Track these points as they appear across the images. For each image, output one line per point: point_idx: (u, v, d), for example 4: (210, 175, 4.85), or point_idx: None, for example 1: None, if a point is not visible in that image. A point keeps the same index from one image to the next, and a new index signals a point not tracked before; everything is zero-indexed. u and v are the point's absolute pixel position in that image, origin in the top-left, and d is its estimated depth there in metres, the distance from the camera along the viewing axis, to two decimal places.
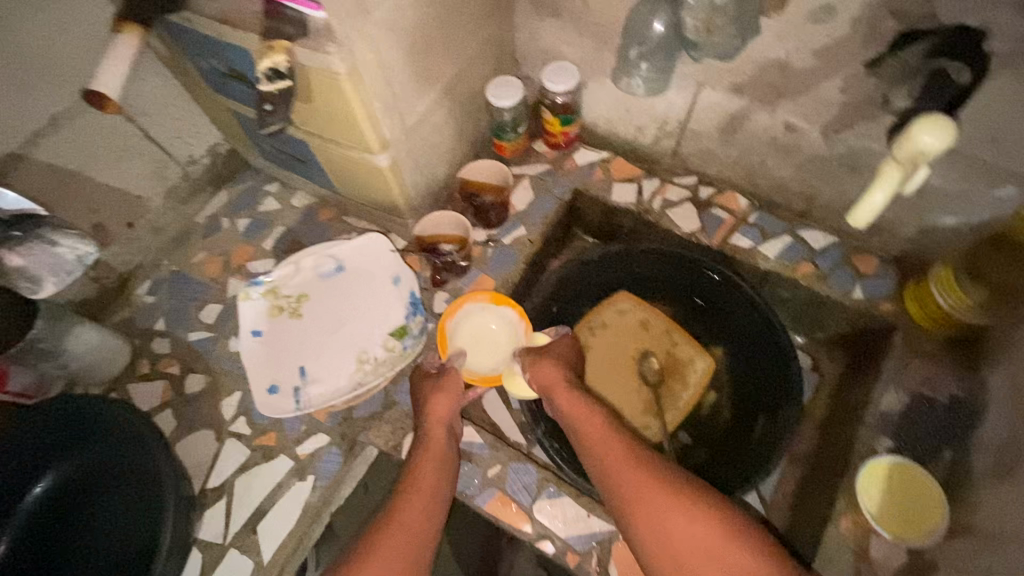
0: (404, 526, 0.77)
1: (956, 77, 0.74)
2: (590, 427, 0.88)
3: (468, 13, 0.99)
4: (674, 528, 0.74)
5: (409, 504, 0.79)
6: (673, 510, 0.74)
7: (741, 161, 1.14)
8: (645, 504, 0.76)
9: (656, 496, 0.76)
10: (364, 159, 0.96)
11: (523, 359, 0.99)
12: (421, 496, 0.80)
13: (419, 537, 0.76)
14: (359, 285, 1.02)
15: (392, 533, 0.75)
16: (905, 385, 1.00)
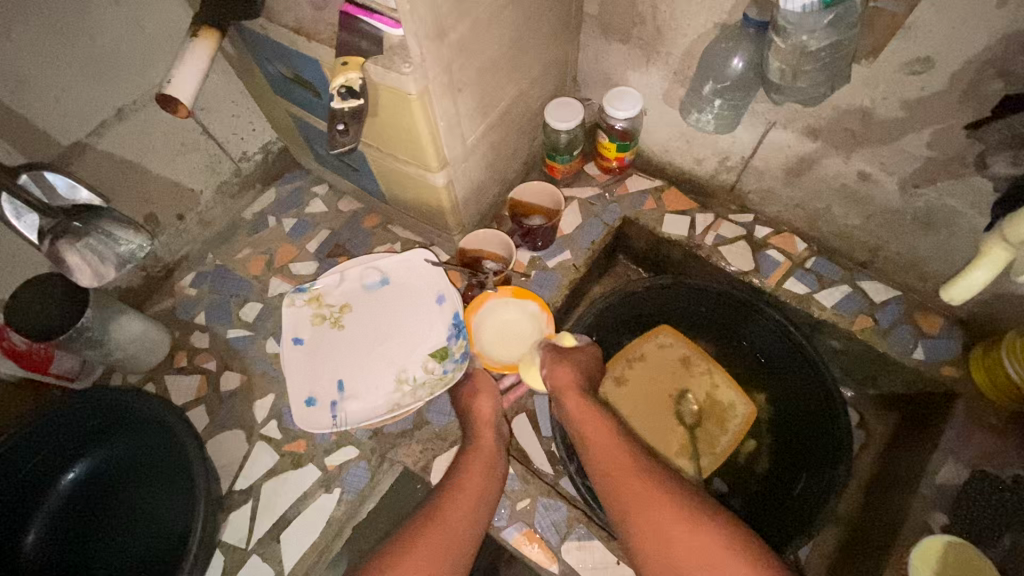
0: (441, 526, 0.79)
1: None
2: (600, 438, 0.87)
3: (538, 34, 0.97)
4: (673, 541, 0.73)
5: (449, 503, 0.81)
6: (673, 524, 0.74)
7: (804, 204, 1.09)
8: (651, 522, 0.76)
9: (657, 510, 0.76)
10: (420, 175, 0.95)
11: (545, 356, 0.97)
12: (461, 501, 0.81)
13: (455, 537, 0.78)
14: (402, 301, 1.00)
15: (428, 531, 0.77)
16: (965, 458, 0.94)
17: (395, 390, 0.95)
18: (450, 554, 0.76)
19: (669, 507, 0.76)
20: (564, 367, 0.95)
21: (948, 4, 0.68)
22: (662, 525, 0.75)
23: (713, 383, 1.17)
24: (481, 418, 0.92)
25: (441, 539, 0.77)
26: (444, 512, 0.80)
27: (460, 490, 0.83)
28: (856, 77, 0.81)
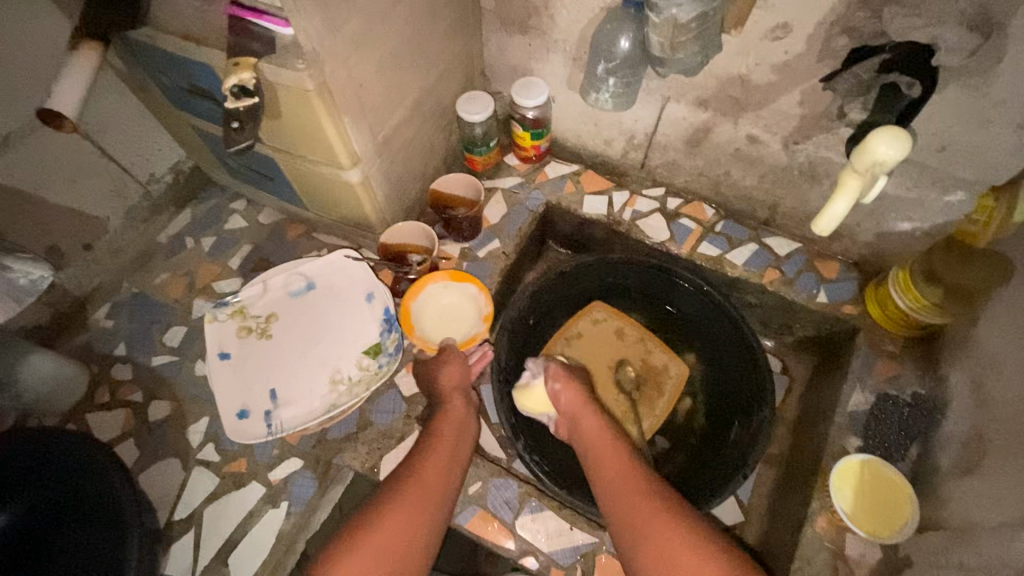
0: (411, 505, 0.79)
1: (907, 91, 0.73)
2: (610, 458, 0.92)
3: (437, 29, 1.00)
4: (673, 561, 0.76)
5: (420, 478, 0.81)
6: (676, 545, 0.77)
7: (706, 172, 1.17)
8: (652, 540, 0.79)
9: (661, 530, 0.79)
10: (334, 176, 0.95)
11: (553, 372, 1.04)
12: (439, 464, 0.84)
13: (425, 517, 0.78)
14: (330, 302, 0.99)
15: (409, 500, 0.79)
16: (870, 384, 1.03)
17: (330, 391, 0.94)
18: (428, 520, 0.78)
19: (676, 530, 0.79)
20: (575, 387, 1.02)
21: None
22: (665, 545, 0.78)
23: (643, 351, 1.23)
24: (448, 390, 0.92)
25: (406, 519, 0.77)
26: (413, 490, 0.80)
27: (429, 467, 0.83)
28: (730, 46, 0.89)
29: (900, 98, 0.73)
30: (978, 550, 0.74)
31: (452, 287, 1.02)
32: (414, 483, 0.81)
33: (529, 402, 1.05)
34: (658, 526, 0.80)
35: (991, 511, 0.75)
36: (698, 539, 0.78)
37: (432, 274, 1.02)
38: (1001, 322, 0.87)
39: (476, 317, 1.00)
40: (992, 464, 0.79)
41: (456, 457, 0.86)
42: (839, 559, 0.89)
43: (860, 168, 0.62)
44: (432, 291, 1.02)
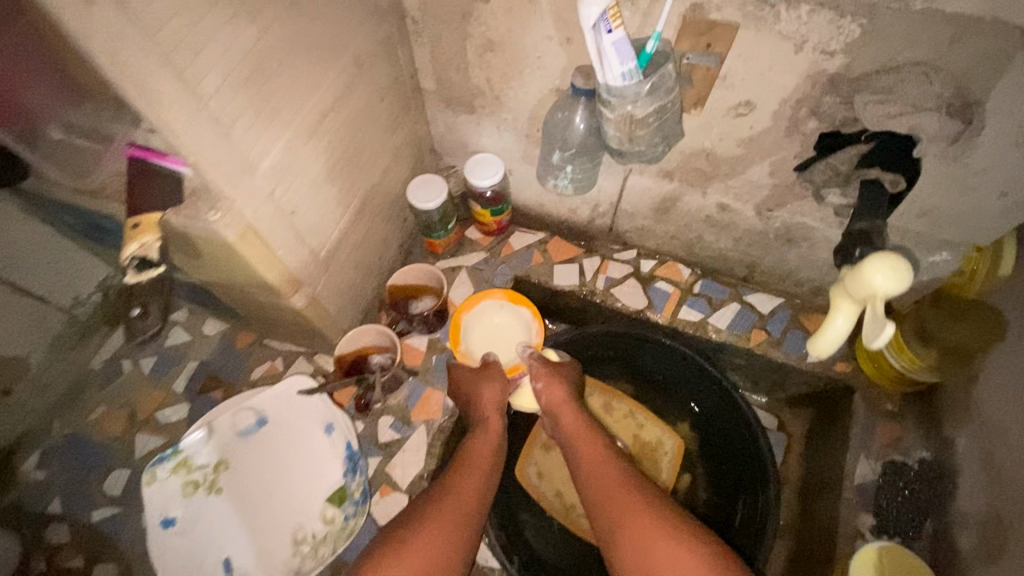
0: (445, 518, 0.75)
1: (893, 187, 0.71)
2: (591, 452, 0.87)
3: (376, 124, 0.91)
4: (653, 553, 0.71)
5: (454, 493, 0.79)
6: (658, 537, 0.72)
7: (678, 236, 1.11)
8: (633, 533, 0.74)
9: (643, 520, 0.74)
10: (276, 302, 0.85)
11: (536, 368, 0.97)
12: (466, 478, 0.82)
13: (459, 528, 0.75)
14: (286, 443, 0.88)
15: (438, 512, 0.76)
16: (875, 452, 0.98)
17: (292, 553, 0.83)
18: (456, 535, 0.74)
19: (658, 523, 0.74)
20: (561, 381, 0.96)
21: (753, 55, 0.70)
22: (642, 545, 0.72)
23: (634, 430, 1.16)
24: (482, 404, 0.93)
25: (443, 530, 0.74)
26: (449, 500, 0.78)
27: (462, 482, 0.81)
28: (691, 123, 0.83)
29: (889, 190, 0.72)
30: None
31: (507, 307, 1.06)
32: (451, 494, 0.79)
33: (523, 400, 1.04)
34: (639, 523, 0.74)
35: None
36: (674, 531, 0.72)
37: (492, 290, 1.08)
38: (1007, 393, 0.82)
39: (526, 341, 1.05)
40: (1013, 555, 0.73)
41: (489, 467, 0.85)
42: None
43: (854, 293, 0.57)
44: (487, 308, 1.07)
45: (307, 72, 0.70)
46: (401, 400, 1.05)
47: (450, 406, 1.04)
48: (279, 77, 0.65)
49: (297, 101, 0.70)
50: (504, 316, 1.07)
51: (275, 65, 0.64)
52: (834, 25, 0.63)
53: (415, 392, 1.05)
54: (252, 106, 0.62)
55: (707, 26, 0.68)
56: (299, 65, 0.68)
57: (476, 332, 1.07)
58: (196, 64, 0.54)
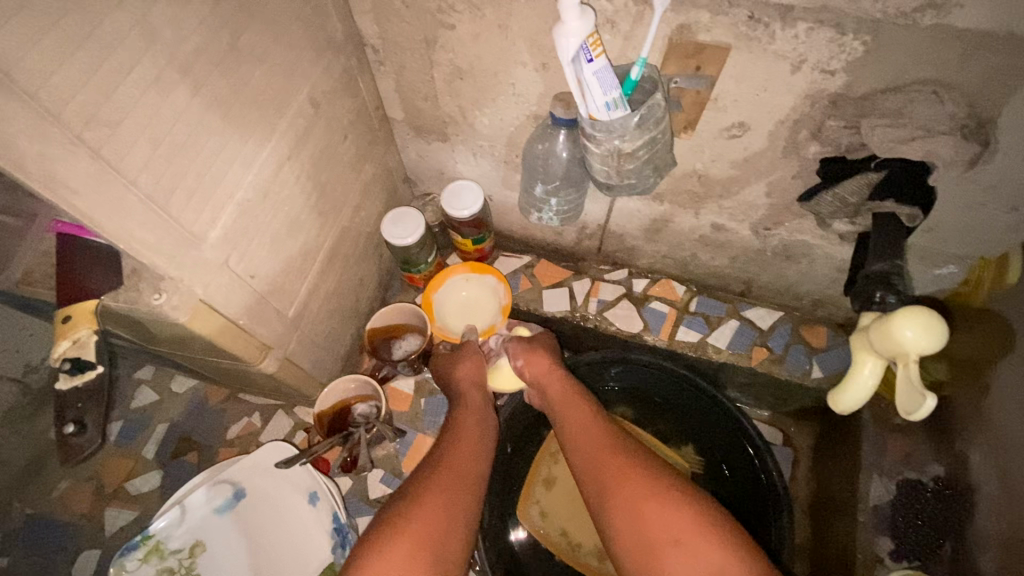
0: (435, 485, 0.71)
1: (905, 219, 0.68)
2: (579, 416, 0.82)
3: (340, 163, 0.83)
4: (647, 514, 0.65)
5: (450, 462, 0.75)
6: (651, 497, 0.66)
7: (671, 255, 1.06)
8: (626, 495, 0.68)
9: (634, 481, 0.69)
10: (244, 369, 0.77)
11: (513, 347, 0.96)
12: (458, 446, 0.78)
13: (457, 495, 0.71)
14: (268, 520, 0.81)
15: (428, 483, 0.71)
16: (888, 471, 0.95)
17: None
18: (455, 503, 0.70)
19: (651, 483, 0.68)
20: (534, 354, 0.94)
21: (747, 76, 0.64)
22: (633, 498, 0.67)
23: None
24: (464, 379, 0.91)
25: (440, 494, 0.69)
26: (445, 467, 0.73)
27: (456, 449, 0.77)
28: (681, 147, 0.77)
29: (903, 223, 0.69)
30: None
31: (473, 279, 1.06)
32: (442, 464, 0.74)
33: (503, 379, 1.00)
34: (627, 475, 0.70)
35: None
36: (666, 491, 0.67)
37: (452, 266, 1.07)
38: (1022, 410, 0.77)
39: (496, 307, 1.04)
40: None
41: (478, 435, 0.82)
42: None
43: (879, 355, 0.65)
44: (454, 284, 1.06)
45: (256, 122, 0.63)
46: (390, 450, 0.99)
47: None
48: (225, 134, 0.58)
49: (248, 156, 0.62)
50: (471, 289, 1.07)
51: (217, 122, 0.57)
52: (835, 43, 0.57)
53: (405, 441, 1.01)
54: (192, 173, 0.55)
55: (696, 48, 0.62)
56: (248, 117, 0.61)
57: (447, 309, 1.06)
58: (118, 139, 0.47)
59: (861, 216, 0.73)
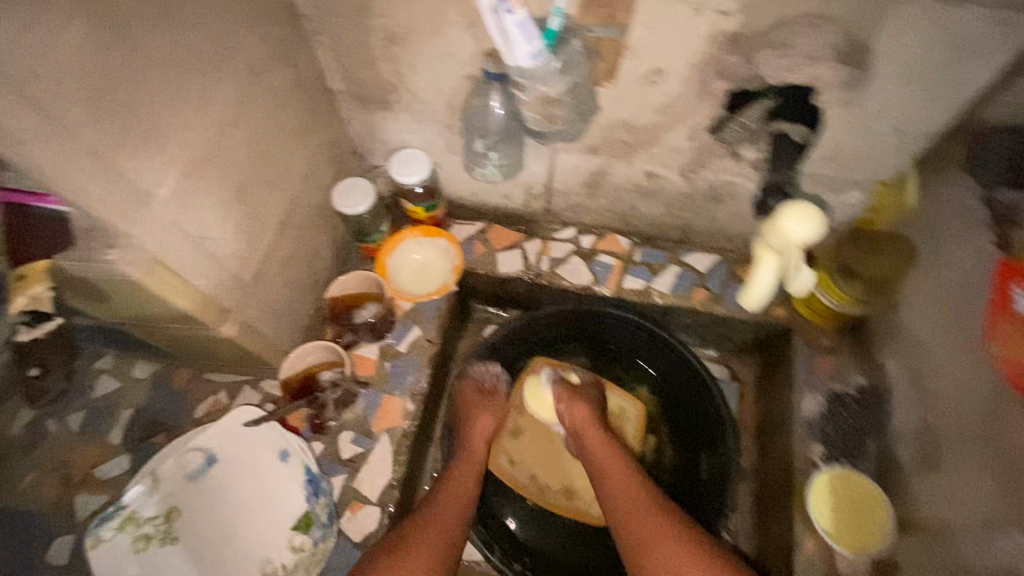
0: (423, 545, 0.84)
1: (796, 136, 0.76)
2: (611, 468, 0.94)
3: (283, 131, 0.85)
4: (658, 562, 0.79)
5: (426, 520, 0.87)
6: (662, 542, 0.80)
7: (613, 208, 1.12)
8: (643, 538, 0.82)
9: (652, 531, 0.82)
10: (203, 335, 0.79)
11: (558, 391, 1.09)
12: (447, 506, 0.91)
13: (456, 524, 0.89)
14: (240, 479, 0.84)
15: (415, 539, 0.84)
16: (817, 385, 1.03)
17: None
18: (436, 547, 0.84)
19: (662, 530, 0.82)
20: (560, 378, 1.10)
21: (655, 22, 0.70)
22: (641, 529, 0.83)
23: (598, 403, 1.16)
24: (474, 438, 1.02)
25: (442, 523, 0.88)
26: (444, 505, 0.91)
27: (450, 493, 0.93)
28: (607, 97, 0.83)
29: (790, 143, 0.77)
30: (952, 553, 0.76)
31: (425, 242, 1.13)
32: (422, 523, 0.87)
33: (538, 409, 1.14)
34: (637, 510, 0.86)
35: (973, 508, 0.74)
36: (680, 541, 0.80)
37: (404, 230, 1.13)
38: (937, 317, 0.87)
39: (449, 267, 1.13)
40: (950, 462, 0.79)
41: (462, 491, 0.95)
42: None
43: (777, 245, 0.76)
44: (407, 247, 1.13)
45: (196, 85, 0.65)
46: (358, 412, 1.02)
47: (411, 409, 1.04)
48: (166, 95, 0.61)
49: (191, 118, 0.65)
50: (424, 251, 1.14)
51: (155, 82, 0.59)
52: None
53: (372, 402, 1.03)
54: (136, 130, 0.58)
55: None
56: (189, 80, 0.64)
57: (401, 272, 1.12)
58: (56, 92, 0.49)
59: (760, 138, 0.81)
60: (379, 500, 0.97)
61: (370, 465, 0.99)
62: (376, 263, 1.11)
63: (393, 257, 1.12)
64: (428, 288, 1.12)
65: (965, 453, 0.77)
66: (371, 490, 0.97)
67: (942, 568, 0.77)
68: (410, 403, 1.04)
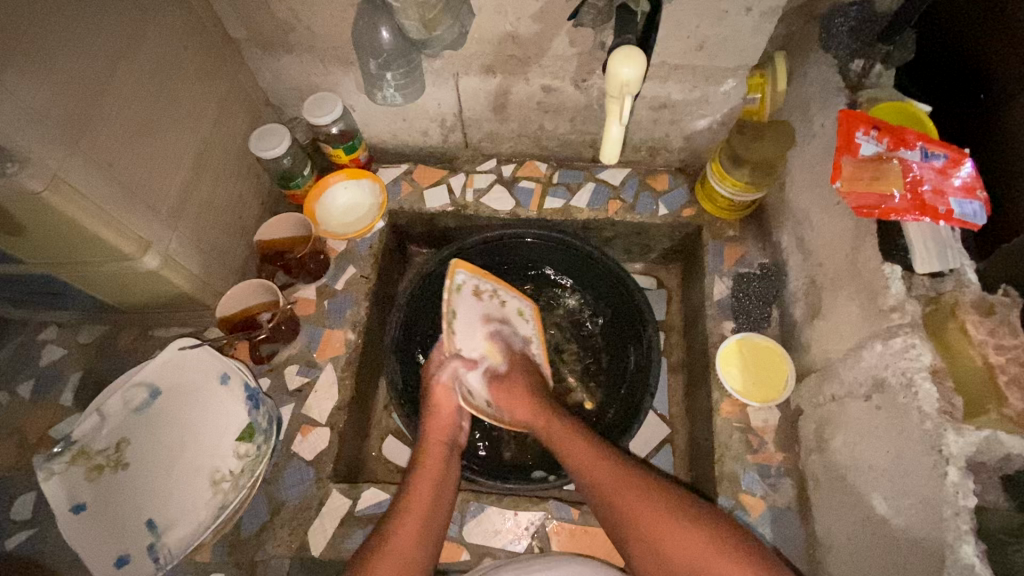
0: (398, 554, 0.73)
1: (636, 6, 0.78)
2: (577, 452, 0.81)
3: (185, 73, 0.90)
4: (663, 550, 0.68)
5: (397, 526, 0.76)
6: (662, 532, 0.69)
7: (524, 132, 1.19)
8: (641, 529, 0.71)
9: (648, 517, 0.71)
10: (126, 269, 0.83)
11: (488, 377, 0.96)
12: (415, 508, 0.78)
13: (421, 537, 0.75)
14: (182, 403, 0.90)
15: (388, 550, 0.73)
16: (725, 270, 1.11)
17: (214, 494, 0.86)
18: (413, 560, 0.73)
19: (663, 515, 0.70)
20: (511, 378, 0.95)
21: None
22: (659, 529, 0.69)
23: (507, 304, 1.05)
24: (433, 441, 0.87)
25: (409, 545, 0.74)
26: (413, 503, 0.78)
27: (419, 491, 0.80)
28: (484, 9, 0.91)
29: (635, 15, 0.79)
30: (836, 380, 0.85)
31: (351, 185, 1.19)
32: (393, 534, 0.75)
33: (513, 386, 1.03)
34: (648, 502, 0.72)
35: (852, 334, 0.82)
36: (681, 520, 0.69)
37: (328, 175, 1.17)
38: (815, 182, 0.95)
39: (375, 205, 1.19)
40: (834, 302, 0.87)
41: (434, 490, 0.81)
42: (750, 432, 0.96)
43: (614, 92, 0.69)
44: (334, 191, 1.18)
45: (82, 14, 0.70)
46: (300, 346, 1.06)
47: (352, 337, 1.07)
48: (43, 22, 0.65)
49: (78, 47, 0.70)
50: (351, 193, 1.19)
51: (37, 10, 0.65)
52: None
53: (315, 336, 1.07)
54: (17, 55, 0.62)
55: None
56: (66, 8, 0.68)
57: (329, 214, 1.17)
58: None
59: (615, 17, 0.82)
60: (328, 421, 1.00)
61: (316, 392, 1.02)
62: (304, 208, 1.16)
63: (322, 201, 1.16)
64: (356, 226, 1.17)
65: (842, 290, 0.85)
66: (319, 413, 1.00)
67: (830, 397, 0.85)
68: (351, 332, 1.08)
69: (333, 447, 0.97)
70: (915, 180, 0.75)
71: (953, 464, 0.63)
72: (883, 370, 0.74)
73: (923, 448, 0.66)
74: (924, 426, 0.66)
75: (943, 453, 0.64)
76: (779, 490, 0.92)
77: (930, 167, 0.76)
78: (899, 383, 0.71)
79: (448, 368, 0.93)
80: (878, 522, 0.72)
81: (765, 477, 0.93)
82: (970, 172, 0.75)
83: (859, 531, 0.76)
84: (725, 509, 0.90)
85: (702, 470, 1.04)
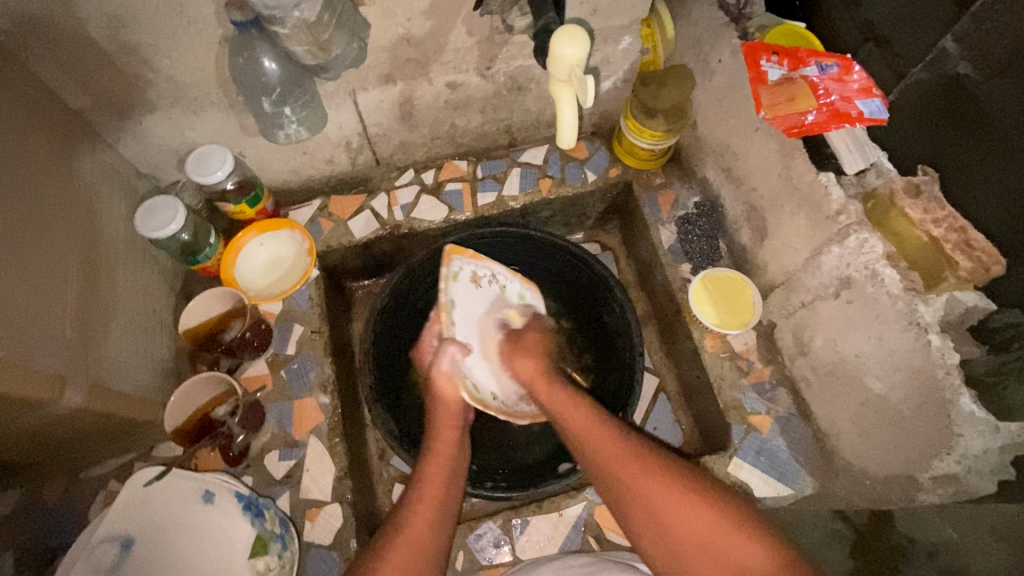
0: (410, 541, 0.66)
1: None
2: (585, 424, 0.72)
3: (37, 165, 0.74)
4: (675, 525, 0.62)
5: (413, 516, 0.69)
6: (676, 503, 0.63)
7: (436, 135, 1.13)
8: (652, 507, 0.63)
9: (665, 495, 0.63)
10: (41, 417, 0.68)
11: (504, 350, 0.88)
12: (429, 493, 0.71)
13: (432, 533, 0.68)
14: (167, 542, 0.78)
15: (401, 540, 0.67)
16: (667, 217, 1.14)
17: None
18: (424, 549, 0.67)
19: (672, 489, 0.63)
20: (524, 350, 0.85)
21: None
22: (662, 511, 0.63)
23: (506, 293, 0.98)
24: (443, 426, 0.79)
25: (423, 527, 0.68)
26: (433, 479, 0.73)
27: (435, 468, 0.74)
28: (373, 15, 0.84)
29: None
30: (802, 289, 0.91)
31: (267, 238, 1.05)
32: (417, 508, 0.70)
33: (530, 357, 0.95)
34: (655, 492, 0.64)
35: (808, 242, 0.88)
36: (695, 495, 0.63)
37: (237, 234, 1.03)
38: (727, 111, 1.01)
39: (301, 254, 1.07)
40: (781, 218, 0.93)
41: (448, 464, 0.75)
42: (737, 358, 1.02)
43: (564, 75, 0.70)
44: (251, 250, 1.04)
45: None
46: (273, 430, 0.94)
47: (326, 400, 0.97)
48: None
49: None
50: (271, 247, 1.06)
51: None
52: None
53: (284, 413, 0.96)
54: None
55: None
56: None
57: (254, 277, 1.05)
58: None
59: None
60: (333, 497, 0.91)
61: (309, 473, 0.92)
62: (224, 277, 1.01)
63: (240, 264, 1.03)
64: (288, 283, 1.05)
65: (785, 207, 0.91)
66: (320, 492, 0.91)
67: (801, 305, 0.92)
68: (323, 396, 0.97)
69: (349, 521, 0.89)
70: (823, 93, 0.81)
71: (932, 332, 0.72)
72: (846, 269, 0.81)
73: (902, 326, 0.74)
74: (898, 306, 0.75)
75: (921, 325, 0.72)
76: (778, 401, 0.98)
77: (829, 77, 0.83)
78: (864, 276, 0.78)
79: (446, 355, 0.83)
80: (880, 400, 0.80)
81: (763, 395, 0.99)
82: (862, 75, 0.82)
83: (863, 414, 0.84)
84: (741, 435, 0.96)
85: (703, 407, 1.08)
